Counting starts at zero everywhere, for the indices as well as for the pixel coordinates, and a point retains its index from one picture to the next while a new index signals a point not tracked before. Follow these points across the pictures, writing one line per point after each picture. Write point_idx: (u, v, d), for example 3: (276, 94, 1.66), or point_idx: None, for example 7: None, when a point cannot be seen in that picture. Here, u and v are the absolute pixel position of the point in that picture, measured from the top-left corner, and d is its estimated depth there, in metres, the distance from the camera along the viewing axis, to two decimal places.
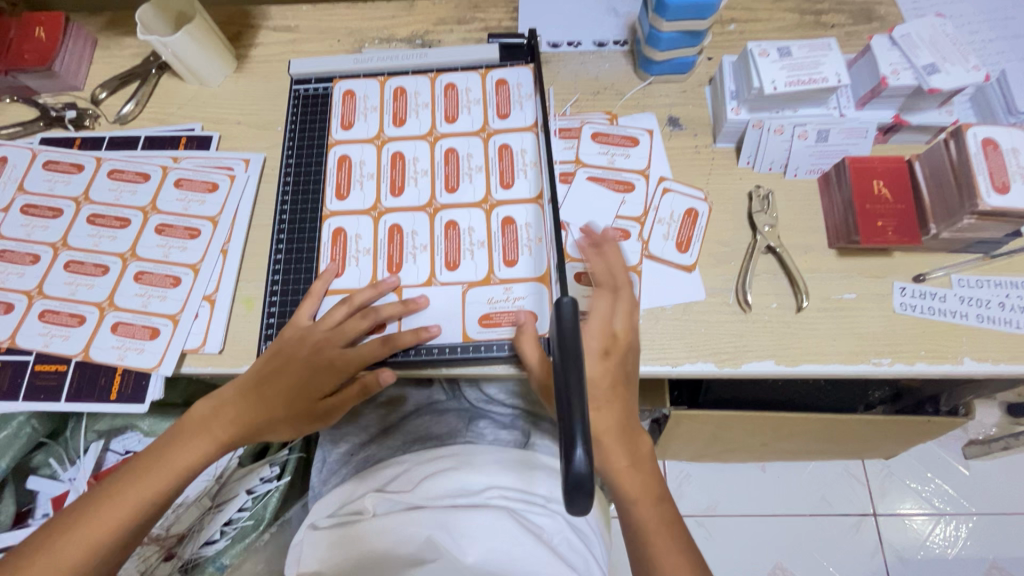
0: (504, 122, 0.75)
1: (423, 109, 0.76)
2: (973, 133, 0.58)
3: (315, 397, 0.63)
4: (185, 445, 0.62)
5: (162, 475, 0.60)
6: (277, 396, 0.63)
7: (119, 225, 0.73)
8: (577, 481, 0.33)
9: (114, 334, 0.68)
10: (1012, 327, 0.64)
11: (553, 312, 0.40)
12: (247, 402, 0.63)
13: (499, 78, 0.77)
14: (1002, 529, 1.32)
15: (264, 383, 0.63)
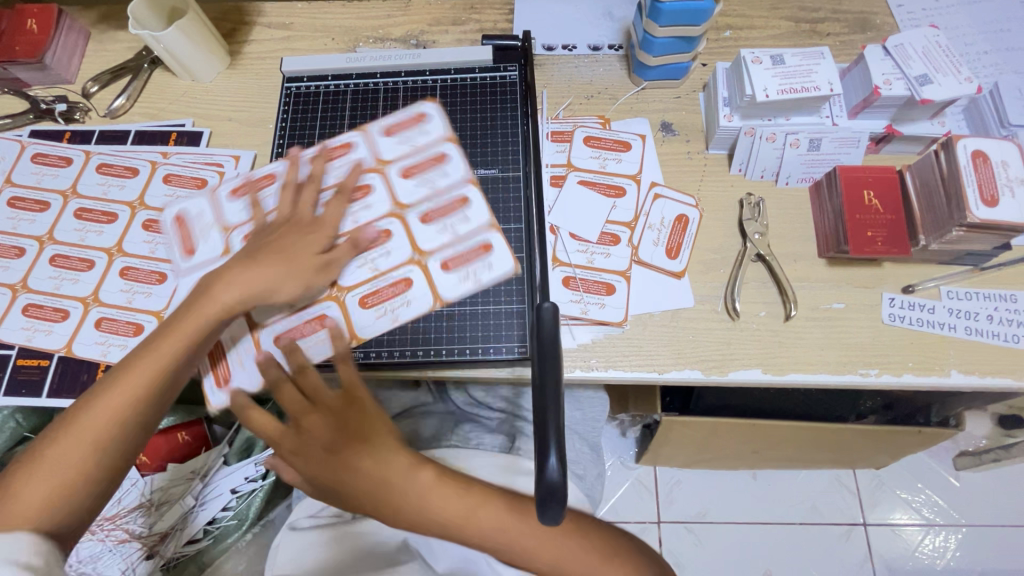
0: (460, 241, 0.66)
1: (438, 182, 0.68)
2: (964, 144, 0.58)
3: (297, 270, 0.61)
4: (143, 354, 0.56)
5: (124, 384, 0.54)
6: (254, 275, 0.59)
7: (106, 220, 0.73)
8: (549, 488, 0.33)
9: (98, 329, 0.68)
10: (1001, 340, 0.63)
11: (534, 317, 0.40)
12: (218, 292, 0.58)
13: (484, 240, 0.66)
14: (990, 541, 1.32)
15: (240, 264, 0.60)
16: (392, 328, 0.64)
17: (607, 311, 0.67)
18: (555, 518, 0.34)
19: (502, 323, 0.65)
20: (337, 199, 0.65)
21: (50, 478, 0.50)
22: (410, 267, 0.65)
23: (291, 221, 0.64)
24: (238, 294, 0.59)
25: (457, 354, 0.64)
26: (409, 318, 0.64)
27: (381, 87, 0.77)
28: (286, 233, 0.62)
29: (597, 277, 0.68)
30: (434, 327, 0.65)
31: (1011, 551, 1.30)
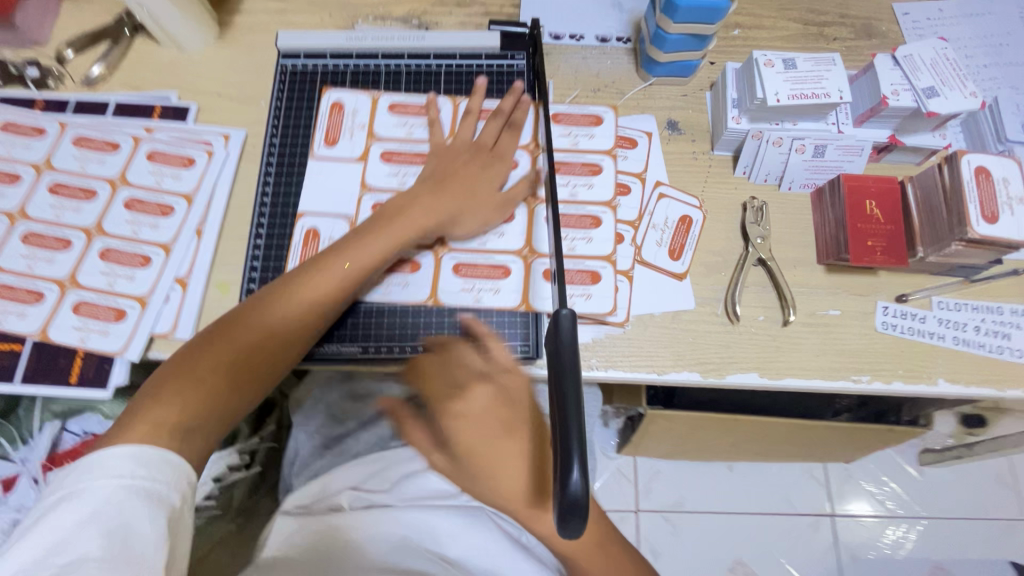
0: (574, 205, 0.69)
1: (581, 139, 0.72)
2: (968, 159, 0.59)
3: (475, 208, 0.64)
4: (314, 275, 0.57)
5: (284, 303, 0.55)
6: (437, 209, 0.62)
7: (85, 197, 0.68)
8: (572, 502, 0.32)
9: (76, 314, 0.64)
10: (986, 351, 0.65)
11: (551, 322, 0.39)
12: (394, 223, 0.61)
13: (594, 215, 0.69)
14: (947, 532, 1.39)
15: (427, 194, 0.63)
16: (471, 306, 0.63)
17: (593, 301, 0.65)
18: (575, 532, 0.33)
19: (507, 321, 0.63)
20: (495, 121, 0.69)
21: (215, 389, 0.50)
22: (514, 258, 0.65)
23: (473, 153, 0.67)
24: (412, 227, 0.61)
25: None
26: (491, 307, 0.63)
27: (382, 70, 0.75)
28: (462, 164, 0.66)
29: (581, 266, 0.67)
30: (434, 322, 0.63)
31: (965, 542, 1.38)
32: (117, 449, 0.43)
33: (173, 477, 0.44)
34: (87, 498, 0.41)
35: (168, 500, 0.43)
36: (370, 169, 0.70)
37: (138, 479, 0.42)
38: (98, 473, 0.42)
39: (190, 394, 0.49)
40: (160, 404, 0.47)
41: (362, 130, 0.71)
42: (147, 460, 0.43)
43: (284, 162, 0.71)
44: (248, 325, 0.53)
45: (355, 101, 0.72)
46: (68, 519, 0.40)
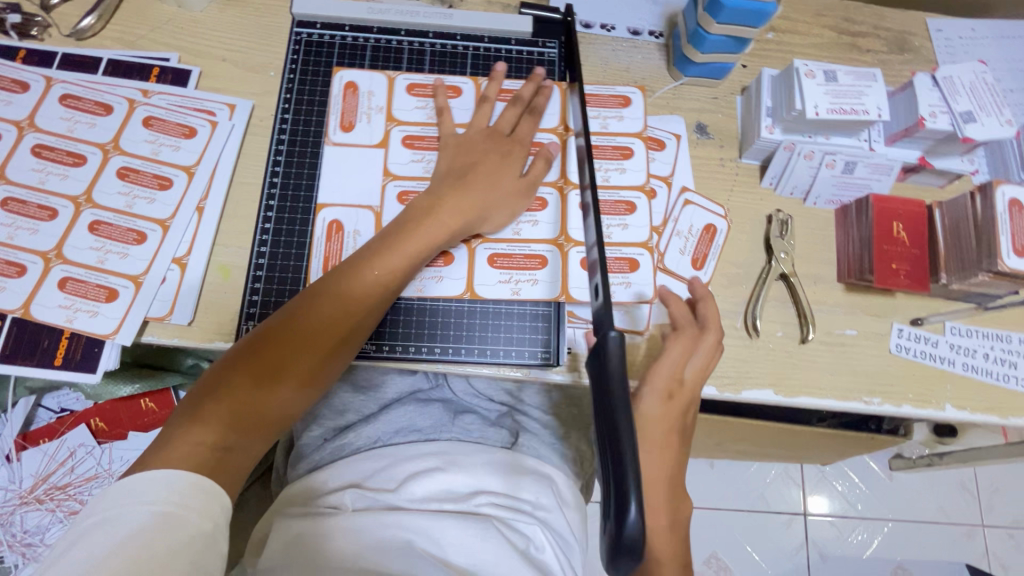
0: (609, 189, 0.67)
1: (610, 122, 0.70)
2: (1002, 191, 0.59)
3: (504, 204, 0.61)
4: (343, 283, 0.55)
5: (309, 318, 0.53)
6: (465, 208, 0.59)
7: (73, 162, 0.63)
8: (631, 543, 0.32)
9: (62, 291, 0.59)
10: (992, 378, 0.66)
11: (597, 345, 0.39)
12: (423, 226, 0.58)
13: (629, 200, 0.67)
14: (912, 536, 1.44)
15: (455, 192, 0.60)
16: (509, 298, 0.62)
17: (633, 290, 0.64)
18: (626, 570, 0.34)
19: (526, 325, 0.62)
20: (515, 106, 0.66)
21: (247, 404, 0.50)
22: (550, 246, 0.63)
23: (499, 141, 0.63)
24: (441, 230, 0.58)
25: (475, 353, 0.61)
26: (528, 298, 0.62)
27: (405, 46, 0.70)
28: (487, 155, 0.62)
29: (619, 253, 0.65)
30: (452, 322, 0.62)
31: (929, 545, 1.43)
32: (153, 475, 0.44)
33: (206, 504, 0.45)
34: (117, 523, 0.41)
35: (199, 526, 0.43)
36: (391, 155, 0.66)
37: (171, 506, 0.43)
38: (131, 499, 0.43)
39: (225, 413, 0.49)
40: (198, 422, 0.48)
41: (379, 113, 0.67)
42: (181, 487, 0.44)
43: (297, 144, 0.66)
44: (280, 337, 0.52)
45: (369, 81, 0.68)
46: (98, 545, 0.40)
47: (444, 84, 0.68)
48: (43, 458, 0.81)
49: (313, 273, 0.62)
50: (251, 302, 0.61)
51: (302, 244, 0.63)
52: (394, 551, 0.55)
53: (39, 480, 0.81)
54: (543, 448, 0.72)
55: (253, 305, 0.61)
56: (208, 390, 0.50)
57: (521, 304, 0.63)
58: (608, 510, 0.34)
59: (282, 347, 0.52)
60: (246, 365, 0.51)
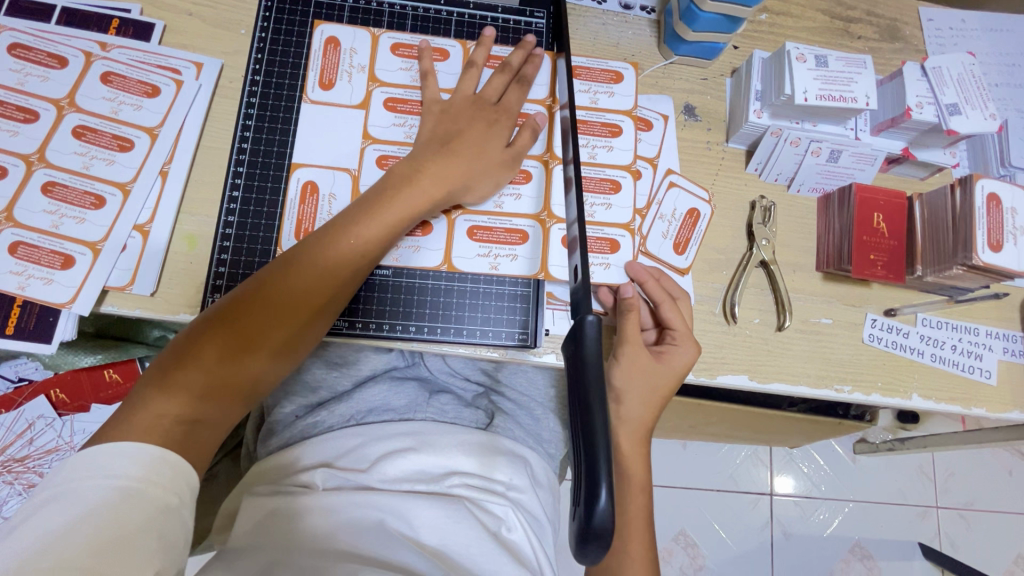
0: (595, 167, 0.66)
1: (600, 98, 0.68)
2: (981, 185, 0.60)
3: (488, 174, 0.59)
4: (318, 252, 0.52)
5: (282, 287, 0.51)
6: (447, 177, 0.57)
7: (23, 118, 0.59)
8: (599, 530, 0.33)
9: (13, 256, 0.56)
10: (958, 369, 0.68)
11: (577, 330, 0.39)
12: (402, 194, 0.56)
13: (614, 178, 0.66)
14: (870, 515, 1.50)
15: (437, 160, 0.57)
16: (487, 273, 0.61)
17: (612, 272, 0.63)
18: (595, 555, 0.34)
19: (504, 306, 0.61)
20: (503, 73, 0.63)
21: (217, 374, 0.48)
22: (532, 222, 0.62)
23: (483, 109, 0.61)
24: (422, 200, 0.56)
25: (451, 332, 0.60)
26: (507, 274, 0.61)
27: (385, 9, 0.67)
28: (471, 121, 0.60)
29: (600, 234, 0.64)
30: (429, 299, 0.60)
31: (885, 525, 1.50)
32: (114, 449, 0.42)
33: (171, 479, 0.43)
34: (75, 498, 0.40)
35: (164, 501, 0.42)
36: (373, 117, 0.63)
37: (134, 481, 0.41)
38: (89, 473, 0.41)
39: (192, 384, 0.47)
40: (163, 394, 0.46)
41: (361, 72, 0.64)
42: (144, 461, 0.42)
43: (270, 105, 0.63)
44: (250, 306, 0.50)
45: (352, 38, 0.65)
46: (54, 520, 0.38)
47: (430, 46, 0.65)
48: None
49: (285, 237, 0.60)
50: (218, 272, 0.59)
51: (273, 212, 0.61)
52: (365, 530, 0.54)
53: None
54: (518, 430, 0.71)
55: (219, 277, 0.59)
56: (174, 360, 0.48)
57: (498, 277, 0.61)
58: (579, 497, 0.34)
59: (253, 316, 0.50)
60: (214, 335, 0.49)
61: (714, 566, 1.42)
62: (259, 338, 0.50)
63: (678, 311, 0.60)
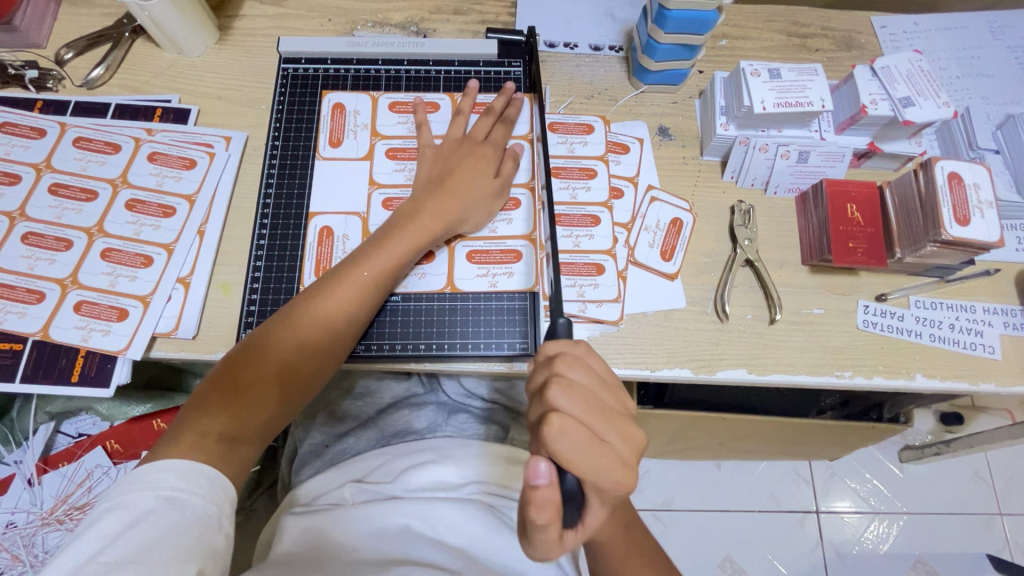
0: (575, 206, 0.72)
1: (576, 147, 0.75)
2: (941, 166, 0.64)
3: (481, 203, 0.66)
4: (336, 284, 0.59)
5: (303, 321, 0.57)
6: (445, 211, 0.64)
7: (85, 197, 0.69)
8: (570, 494, 0.44)
9: (77, 313, 0.65)
10: (960, 347, 0.69)
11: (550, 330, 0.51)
12: (406, 229, 0.63)
13: (594, 214, 0.72)
14: (934, 530, 1.37)
15: (435, 197, 0.65)
16: (487, 290, 0.67)
17: (601, 290, 0.69)
18: (575, 516, 0.46)
19: (504, 319, 0.66)
20: (488, 117, 0.71)
21: (256, 401, 0.54)
22: (524, 242, 0.68)
23: (471, 147, 0.69)
24: (424, 231, 0.63)
25: (458, 347, 0.65)
26: (505, 290, 0.67)
27: (382, 74, 0.77)
28: (461, 158, 0.67)
29: (586, 259, 0.70)
30: (435, 318, 0.66)
31: (950, 538, 1.37)
32: (159, 465, 0.48)
33: (210, 491, 0.48)
34: (127, 508, 0.45)
35: (205, 510, 0.47)
36: (377, 166, 0.71)
37: (178, 491, 0.47)
38: (140, 486, 0.46)
39: (230, 409, 0.53)
40: (205, 417, 0.52)
41: (364, 129, 0.73)
42: (188, 474, 0.48)
43: (288, 164, 0.72)
44: (279, 335, 0.57)
45: (355, 101, 0.75)
46: (111, 528, 0.44)
47: (423, 100, 0.74)
48: (61, 481, 0.85)
49: (306, 275, 0.67)
50: (248, 310, 0.66)
51: (294, 252, 0.69)
52: (392, 536, 0.58)
53: (59, 502, 0.83)
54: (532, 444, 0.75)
55: (250, 314, 0.66)
56: (216, 386, 0.54)
57: (498, 295, 0.67)
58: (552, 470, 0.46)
59: (281, 347, 0.56)
60: (251, 361, 0.55)
61: None
62: (288, 363, 0.56)
63: (574, 391, 0.45)
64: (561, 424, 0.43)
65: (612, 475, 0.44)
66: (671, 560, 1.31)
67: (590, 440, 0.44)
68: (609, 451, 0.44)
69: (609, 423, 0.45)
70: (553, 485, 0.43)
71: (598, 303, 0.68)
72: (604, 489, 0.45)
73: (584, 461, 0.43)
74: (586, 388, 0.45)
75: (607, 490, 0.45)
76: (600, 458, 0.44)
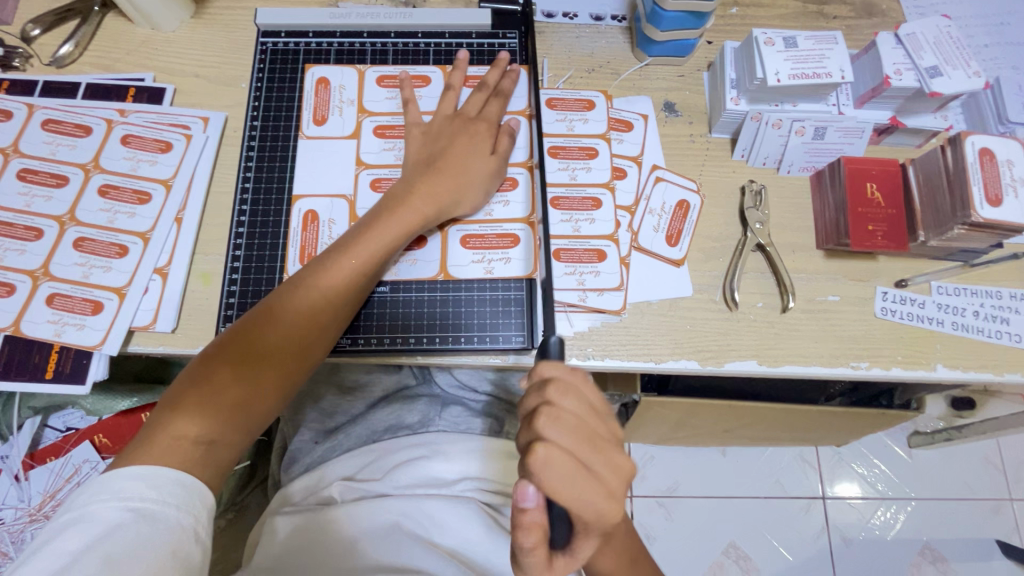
0: (575, 187, 0.68)
1: (576, 125, 0.70)
2: (971, 141, 0.59)
3: (475, 185, 0.62)
4: (320, 274, 0.56)
5: (286, 311, 0.54)
6: (437, 193, 0.60)
7: (56, 183, 0.65)
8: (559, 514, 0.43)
9: (50, 306, 0.61)
10: (984, 336, 0.65)
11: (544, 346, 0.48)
12: (395, 212, 0.59)
13: (595, 196, 0.67)
14: (942, 515, 1.35)
15: (426, 179, 0.60)
16: (482, 278, 0.63)
17: (603, 278, 0.65)
18: (564, 537, 0.44)
19: (498, 310, 0.63)
20: (482, 92, 0.67)
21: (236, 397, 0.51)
22: (521, 225, 0.64)
23: (463, 124, 0.64)
24: (414, 215, 0.59)
25: (451, 340, 0.62)
26: (501, 277, 0.63)
27: (368, 48, 0.72)
28: (454, 136, 0.63)
29: (587, 245, 0.66)
30: (425, 311, 0.62)
31: (958, 524, 1.34)
32: (128, 472, 0.44)
33: (185, 500, 0.45)
34: (91, 520, 0.42)
35: (178, 522, 0.44)
36: (364, 145, 0.67)
37: (148, 502, 0.43)
38: (103, 498, 0.43)
39: (207, 406, 0.50)
40: (179, 416, 0.49)
41: (351, 105, 0.69)
42: (160, 482, 0.45)
43: (269, 145, 0.68)
44: (261, 328, 0.53)
45: (340, 76, 0.70)
46: (74, 542, 0.41)
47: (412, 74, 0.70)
48: (49, 476, 0.83)
49: (290, 263, 0.64)
50: (229, 302, 0.63)
51: (276, 238, 0.65)
52: (381, 537, 0.55)
53: (47, 498, 0.82)
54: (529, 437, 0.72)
55: (231, 306, 0.63)
56: (192, 385, 0.50)
57: (494, 283, 0.63)
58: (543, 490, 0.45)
59: (263, 339, 0.53)
60: (230, 357, 0.52)
61: None
62: (270, 358, 0.53)
63: (562, 420, 0.41)
64: (548, 455, 0.40)
65: (602, 508, 0.42)
66: (675, 547, 1.29)
67: (578, 473, 0.41)
68: (598, 485, 0.42)
69: (601, 453, 0.42)
70: (541, 507, 0.42)
71: (600, 293, 0.64)
72: (593, 522, 0.42)
73: (568, 498, 0.41)
74: (575, 416, 0.42)
75: (596, 523, 0.42)
76: (588, 490, 0.41)
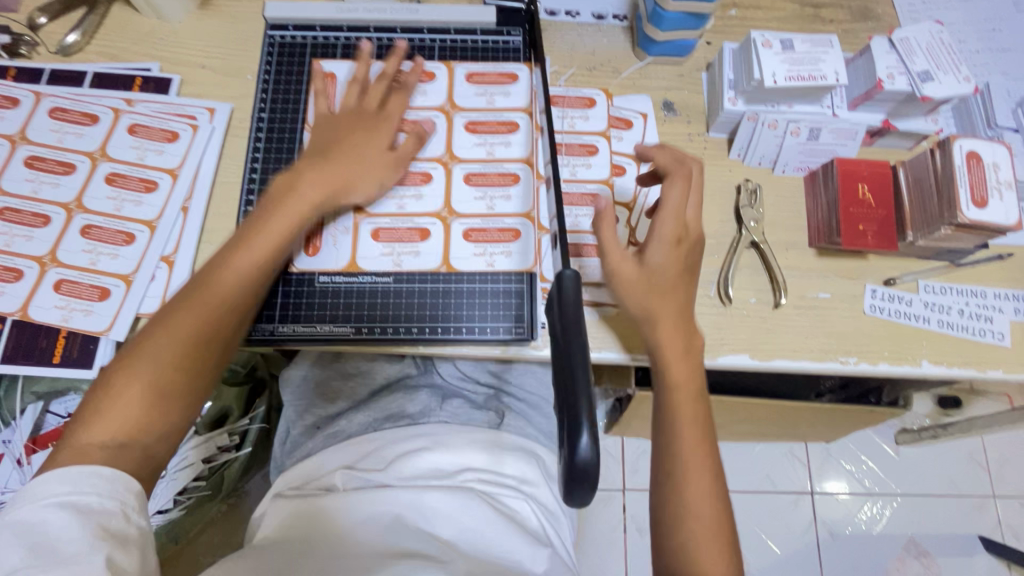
0: (575, 183, 0.69)
1: (577, 122, 0.71)
2: (959, 145, 0.61)
3: (368, 174, 0.63)
4: (233, 259, 0.55)
5: (204, 302, 0.53)
6: (329, 182, 0.60)
7: (63, 170, 0.66)
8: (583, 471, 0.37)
9: (57, 292, 0.62)
10: (968, 333, 0.67)
11: (556, 285, 0.46)
12: (282, 205, 0.58)
13: (594, 193, 0.69)
14: (927, 512, 1.38)
15: (317, 168, 0.61)
16: (484, 270, 0.65)
17: (600, 273, 0.66)
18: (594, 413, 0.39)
19: (500, 304, 0.64)
20: (382, 84, 0.67)
21: (160, 395, 0.50)
22: (521, 220, 0.66)
23: (353, 122, 0.65)
24: (295, 204, 0.59)
25: (452, 332, 0.63)
26: (502, 270, 0.65)
27: (374, 43, 0.73)
28: (348, 133, 0.64)
29: (586, 240, 0.67)
30: (429, 302, 0.64)
31: (943, 520, 1.37)
32: (52, 476, 0.44)
33: (107, 486, 0.45)
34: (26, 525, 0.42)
35: (101, 508, 0.44)
36: None
37: (67, 496, 0.44)
38: (28, 500, 0.43)
39: (119, 407, 0.48)
40: (95, 422, 0.47)
41: None
42: (75, 478, 0.44)
43: (275, 138, 0.69)
44: (180, 321, 0.52)
45: (346, 70, 0.71)
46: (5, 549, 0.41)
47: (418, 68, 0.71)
48: None
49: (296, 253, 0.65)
50: None
51: None
52: (385, 526, 0.57)
53: None
54: (527, 425, 0.73)
55: None
56: (113, 387, 0.49)
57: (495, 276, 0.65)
58: (565, 441, 0.38)
59: (183, 332, 0.52)
60: (151, 356, 0.50)
61: (758, 572, 1.31)
62: (191, 352, 0.52)
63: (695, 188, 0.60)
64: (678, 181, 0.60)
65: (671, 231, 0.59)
66: None
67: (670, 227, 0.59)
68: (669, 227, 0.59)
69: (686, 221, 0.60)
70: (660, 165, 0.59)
71: (600, 287, 0.66)
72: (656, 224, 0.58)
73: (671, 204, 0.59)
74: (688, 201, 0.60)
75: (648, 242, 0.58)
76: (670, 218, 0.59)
